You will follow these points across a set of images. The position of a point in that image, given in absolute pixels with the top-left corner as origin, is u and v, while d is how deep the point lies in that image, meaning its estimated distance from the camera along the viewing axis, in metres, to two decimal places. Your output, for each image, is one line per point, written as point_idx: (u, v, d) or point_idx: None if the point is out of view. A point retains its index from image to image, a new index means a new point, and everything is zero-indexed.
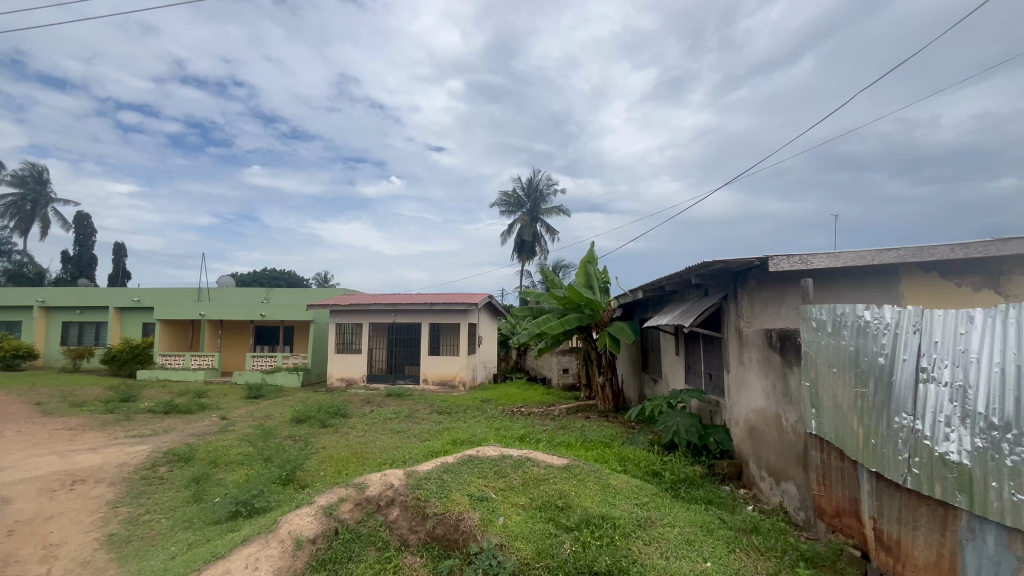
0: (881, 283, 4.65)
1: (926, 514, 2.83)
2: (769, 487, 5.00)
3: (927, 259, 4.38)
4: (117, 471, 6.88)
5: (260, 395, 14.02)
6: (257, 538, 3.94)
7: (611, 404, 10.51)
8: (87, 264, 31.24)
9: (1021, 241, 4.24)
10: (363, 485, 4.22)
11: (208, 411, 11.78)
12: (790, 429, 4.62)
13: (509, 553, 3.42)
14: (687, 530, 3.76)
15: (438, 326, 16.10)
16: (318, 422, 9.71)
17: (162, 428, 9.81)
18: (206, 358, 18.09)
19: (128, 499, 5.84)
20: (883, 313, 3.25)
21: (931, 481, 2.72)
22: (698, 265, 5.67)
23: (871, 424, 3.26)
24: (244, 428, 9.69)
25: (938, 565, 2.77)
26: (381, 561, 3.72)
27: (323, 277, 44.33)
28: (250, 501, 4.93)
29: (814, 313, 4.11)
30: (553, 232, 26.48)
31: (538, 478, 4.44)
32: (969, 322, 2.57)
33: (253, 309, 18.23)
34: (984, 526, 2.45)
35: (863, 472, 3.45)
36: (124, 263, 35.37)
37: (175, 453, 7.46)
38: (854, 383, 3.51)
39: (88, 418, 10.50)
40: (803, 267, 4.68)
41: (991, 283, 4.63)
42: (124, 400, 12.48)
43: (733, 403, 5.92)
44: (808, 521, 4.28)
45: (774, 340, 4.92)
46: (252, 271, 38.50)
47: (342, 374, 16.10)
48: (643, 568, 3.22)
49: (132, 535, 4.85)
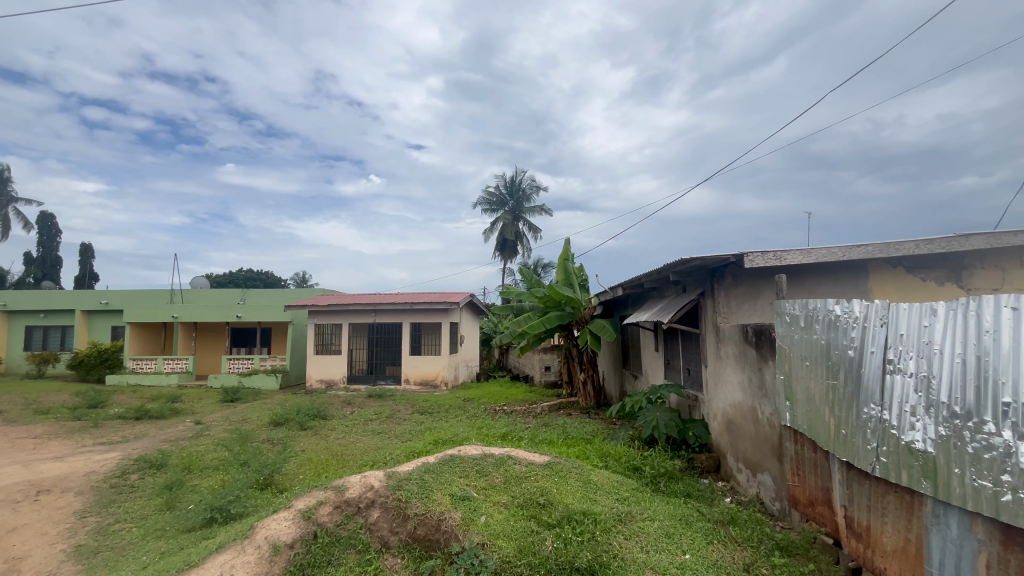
0: (852, 278, 4.84)
1: (895, 501, 2.92)
2: (745, 479, 5.12)
3: (893, 254, 4.54)
4: (85, 480, 6.65)
5: (236, 398, 13.73)
6: (232, 545, 3.84)
7: (593, 400, 10.61)
8: (53, 266, 30.09)
9: (981, 236, 4.44)
10: (343, 487, 4.16)
11: (181, 416, 11.45)
12: (765, 421, 4.73)
13: (491, 552, 3.41)
14: (666, 523, 3.82)
15: (419, 326, 16.00)
16: (297, 425, 9.54)
17: (134, 434, 9.53)
18: (180, 361, 17.59)
19: (97, 509, 5.64)
20: (852, 307, 3.34)
21: (898, 469, 2.81)
22: (675, 262, 5.74)
23: (841, 415, 3.36)
24: (220, 433, 9.48)
25: (905, 550, 2.86)
26: (362, 563, 3.68)
27: (302, 277, 43.80)
28: (225, 507, 4.84)
29: (787, 308, 4.21)
30: (535, 231, 26.52)
31: (521, 475, 4.44)
32: (932, 314, 2.66)
33: (229, 311, 17.70)
34: (948, 511, 2.54)
35: (834, 462, 3.55)
36: (91, 264, 34.23)
37: (146, 459, 7.23)
38: (826, 376, 3.59)
39: (53, 426, 10.09)
40: (777, 263, 4.78)
41: (953, 277, 4.82)
42: (91, 406, 12.03)
43: (711, 398, 6.02)
44: (783, 511, 4.39)
45: (749, 335, 5.02)
46: (227, 272, 37.65)
47: (321, 376, 15.83)
48: (623, 562, 3.25)
49: (100, 545, 4.69)
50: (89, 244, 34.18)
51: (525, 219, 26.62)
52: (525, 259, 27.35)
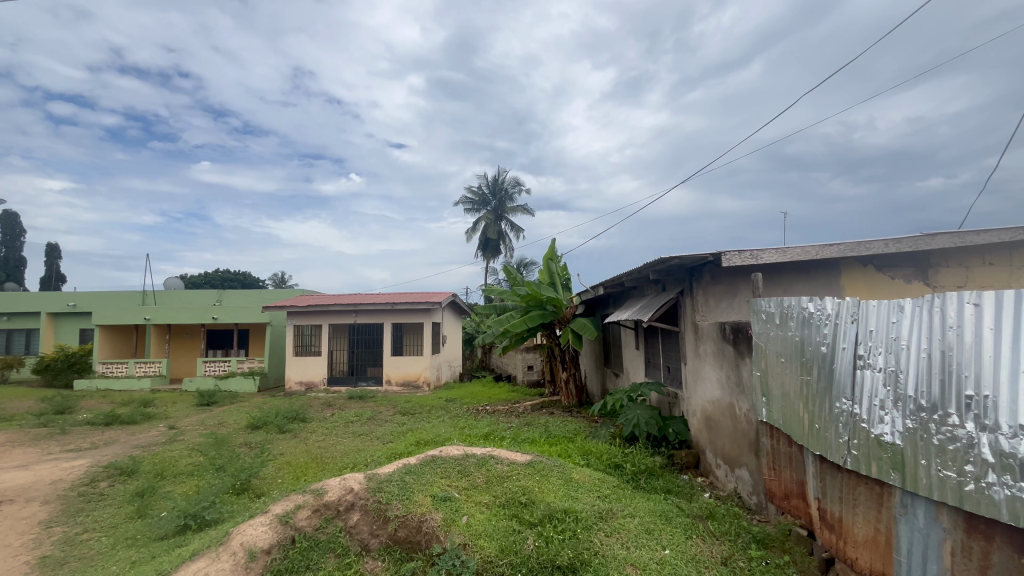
0: (825, 276, 4.94)
1: (865, 492, 3.01)
2: (724, 474, 5.21)
3: (864, 253, 4.67)
4: (52, 489, 6.41)
5: (212, 402, 13.40)
6: (205, 552, 3.75)
7: (575, 399, 10.65)
8: (16, 267, 28.93)
9: (946, 236, 4.62)
10: (321, 490, 4.11)
11: (154, 420, 11.14)
12: (742, 417, 4.82)
13: (472, 552, 3.40)
14: (646, 520, 3.85)
15: (400, 326, 15.88)
16: (276, 428, 9.36)
17: (104, 440, 9.23)
18: (153, 365, 17.08)
19: (64, 518, 5.45)
20: (825, 304, 3.42)
21: (868, 462, 2.88)
22: (655, 261, 5.81)
23: (815, 410, 3.44)
24: (195, 437, 9.26)
25: (875, 539, 2.94)
26: (341, 567, 3.60)
27: (281, 278, 43.21)
28: (200, 513, 4.70)
29: (763, 306, 4.30)
30: (518, 231, 26.54)
31: (502, 475, 4.44)
32: (900, 311, 2.74)
33: (204, 312, 17.24)
34: (915, 502, 2.62)
35: (808, 456, 3.64)
36: (57, 265, 33.13)
37: (116, 466, 7.00)
38: (800, 371, 3.68)
39: (16, 433, 9.70)
40: (753, 262, 4.86)
41: (921, 276, 4.98)
42: (58, 413, 11.60)
43: (690, 395, 6.10)
44: (760, 504, 4.48)
45: (727, 332, 5.09)
46: (203, 273, 36.90)
47: (301, 378, 15.56)
48: (604, 559, 3.27)
49: (67, 556, 4.53)
50: (55, 244, 33.03)
51: (507, 219, 26.61)
52: (507, 258, 27.37)
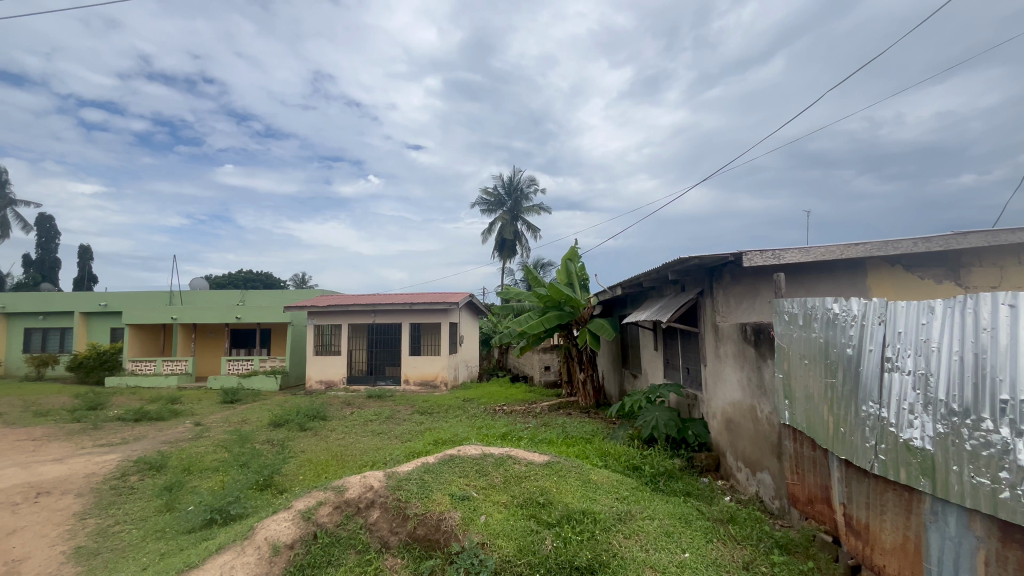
0: (849, 276, 4.84)
1: (893, 499, 2.93)
2: (745, 478, 5.13)
3: (891, 252, 4.54)
4: (85, 482, 6.65)
5: (236, 400, 13.72)
6: (232, 545, 3.84)
7: (592, 400, 10.60)
8: (51, 269, 30.06)
9: (980, 234, 4.46)
10: (341, 488, 4.16)
11: (180, 417, 11.43)
12: (764, 420, 4.73)
13: (490, 551, 3.42)
14: (665, 522, 3.82)
15: (418, 326, 16.02)
16: (297, 426, 9.53)
17: (133, 436, 9.52)
18: (179, 363, 17.56)
19: (97, 511, 5.64)
20: (850, 306, 3.35)
21: (896, 467, 2.81)
22: (673, 261, 5.75)
23: (840, 413, 3.37)
24: (219, 434, 9.47)
25: (904, 547, 2.86)
26: (361, 563, 3.68)
27: (301, 278, 44.00)
28: (225, 509, 4.82)
29: (786, 307, 4.21)
30: (534, 230, 26.45)
31: (520, 475, 4.44)
32: (930, 312, 2.66)
33: (228, 312, 17.64)
34: (946, 508, 2.54)
35: (833, 460, 3.56)
36: (89, 267, 34.27)
37: (146, 461, 7.21)
38: (825, 373, 3.60)
39: (51, 428, 10.07)
40: (775, 262, 4.76)
41: (951, 276, 4.84)
42: (90, 408, 12.00)
43: (711, 397, 6.01)
44: (782, 509, 4.40)
45: (749, 333, 5.01)
46: (227, 274, 37.83)
47: (321, 377, 15.81)
48: (623, 561, 3.25)
49: (100, 547, 4.69)
50: (87, 246, 34.27)
51: (523, 219, 26.63)
52: (523, 258, 27.39)
